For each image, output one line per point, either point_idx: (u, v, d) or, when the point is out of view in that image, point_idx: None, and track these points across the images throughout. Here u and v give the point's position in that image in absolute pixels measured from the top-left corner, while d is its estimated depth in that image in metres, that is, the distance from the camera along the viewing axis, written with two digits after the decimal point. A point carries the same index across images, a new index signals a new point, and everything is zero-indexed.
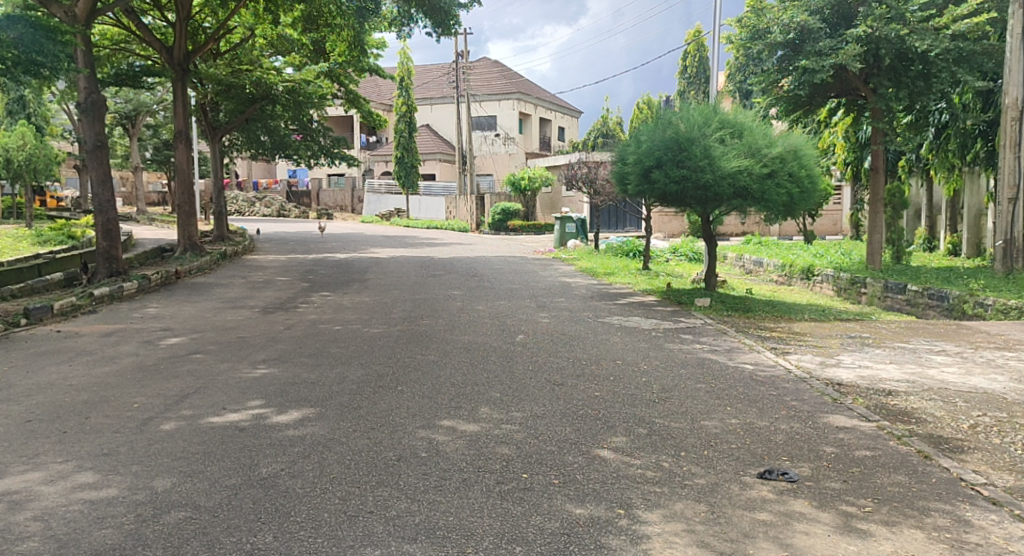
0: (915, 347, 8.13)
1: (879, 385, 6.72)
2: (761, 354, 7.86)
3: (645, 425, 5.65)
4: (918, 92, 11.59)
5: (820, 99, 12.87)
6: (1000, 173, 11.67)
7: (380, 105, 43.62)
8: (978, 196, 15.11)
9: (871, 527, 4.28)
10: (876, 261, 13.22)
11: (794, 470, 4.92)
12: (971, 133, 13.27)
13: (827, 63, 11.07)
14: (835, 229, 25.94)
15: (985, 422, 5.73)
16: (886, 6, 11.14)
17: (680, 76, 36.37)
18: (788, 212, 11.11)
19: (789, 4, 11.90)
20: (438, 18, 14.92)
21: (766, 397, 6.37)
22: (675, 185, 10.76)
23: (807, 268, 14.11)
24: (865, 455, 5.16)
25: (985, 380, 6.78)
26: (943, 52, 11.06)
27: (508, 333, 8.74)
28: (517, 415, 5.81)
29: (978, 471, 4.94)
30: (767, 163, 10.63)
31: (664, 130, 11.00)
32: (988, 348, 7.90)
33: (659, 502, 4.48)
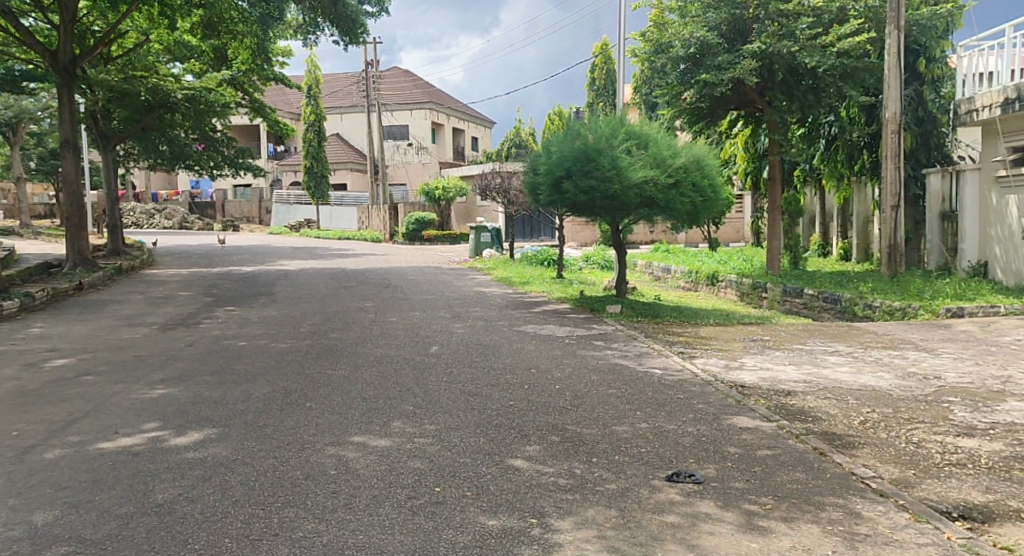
0: (812, 348, 8.56)
1: (779, 386, 7.02)
2: (669, 358, 8.11)
3: (558, 433, 5.75)
4: (808, 105, 12.22)
5: (721, 112, 13.36)
6: (883, 182, 12.01)
7: (287, 113, 42.83)
8: (865, 204, 15.73)
9: (771, 524, 4.47)
10: (776, 267, 13.77)
11: (701, 472, 5.10)
12: (857, 145, 14.07)
13: (725, 77, 11.57)
14: (738, 236, 27.14)
15: (875, 418, 6.06)
16: (777, 23, 11.72)
17: (589, 89, 37.11)
18: (693, 220, 11.52)
19: (688, 19, 12.39)
20: (344, 27, 14.58)
21: (674, 400, 6.58)
22: (584, 196, 11.00)
23: (711, 274, 14.59)
24: (766, 454, 5.39)
25: (874, 378, 7.16)
26: (830, 68, 11.70)
27: (422, 344, 8.75)
28: (430, 427, 5.82)
29: (868, 465, 5.21)
30: (671, 174, 10.97)
31: (574, 140, 11.24)
32: (877, 347, 8.35)
33: (571, 509, 4.57)
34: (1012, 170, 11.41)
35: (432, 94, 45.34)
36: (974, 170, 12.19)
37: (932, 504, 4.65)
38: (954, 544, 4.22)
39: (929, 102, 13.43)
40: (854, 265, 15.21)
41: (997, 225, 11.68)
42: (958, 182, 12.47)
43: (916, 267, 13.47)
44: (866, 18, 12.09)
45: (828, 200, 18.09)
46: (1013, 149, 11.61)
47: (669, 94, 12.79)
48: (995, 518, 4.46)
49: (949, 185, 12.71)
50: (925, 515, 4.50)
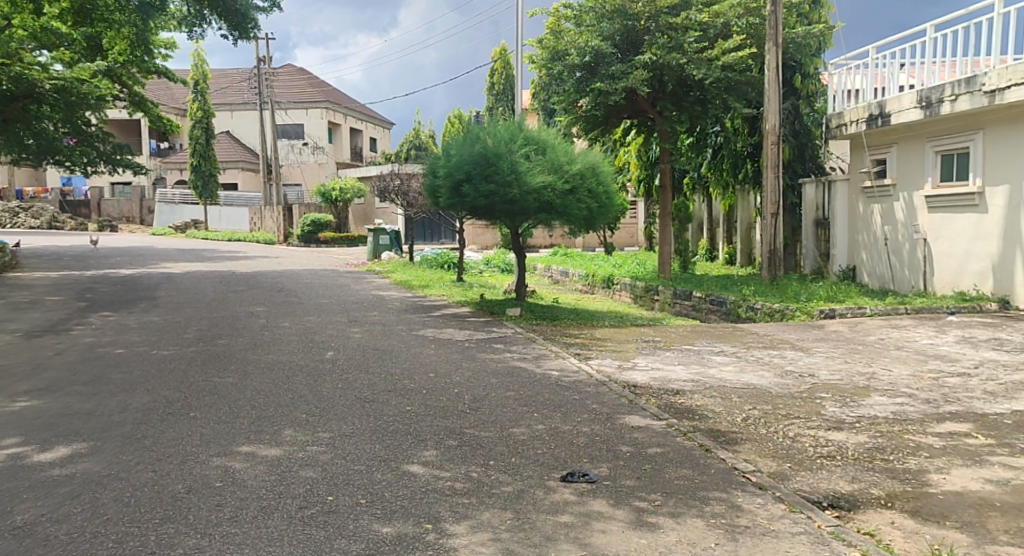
0: (699, 348, 8.94)
1: (669, 385, 7.32)
2: (566, 360, 8.31)
3: (455, 437, 5.81)
4: (696, 116, 12.84)
5: (615, 120, 13.73)
6: (764, 190, 12.61)
7: (172, 109, 41.20)
8: (749, 211, 16.53)
9: (660, 519, 4.62)
10: (667, 270, 14.27)
11: (594, 471, 5.27)
12: (740, 155, 14.76)
13: (619, 86, 11.96)
14: (633, 241, 27.99)
15: (756, 414, 6.40)
16: (666, 36, 12.19)
17: (488, 93, 37.36)
18: (589, 225, 11.81)
19: (583, 28, 12.72)
20: (233, 21, 14.23)
21: (570, 401, 6.76)
22: (484, 200, 11.11)
23: (607, 277, 14.98)
24: (655, 452, 5.61)
25: (755, 376, 7.56)
26: (716, 81, 12.27)
27: (317, 349, 8.64)
28: (323, 435, 5.78)
29: (749, 460, 5.47)
30: (568, 180, 11.20)
31: (473, 144, 11.33)
32: (759, 347, 8.81)
33: (467, 513, 4.65)
34: (876, 182, 12.39)
35: (328, 93, 44.61)
36: (844, 181, 13.12)
37: (805, 495, 4.86)
38: (824, 531, 4.37)
39: (805, 116, 14.20)
40: (738, 269, 15.97)
41: (864, 232, 12.71)
42: (829, 192, 13.36)
43: (794, 271, 14.29)
44: (748, 35, 12.68)
45: (714, 207, 18.88)
46: (877, 161, 12.52)
47: (565, 101, 13.04)
48: (860, 505, 4.64)
49: (822, 194, 13.58)
50: (798, 506, 4.68)
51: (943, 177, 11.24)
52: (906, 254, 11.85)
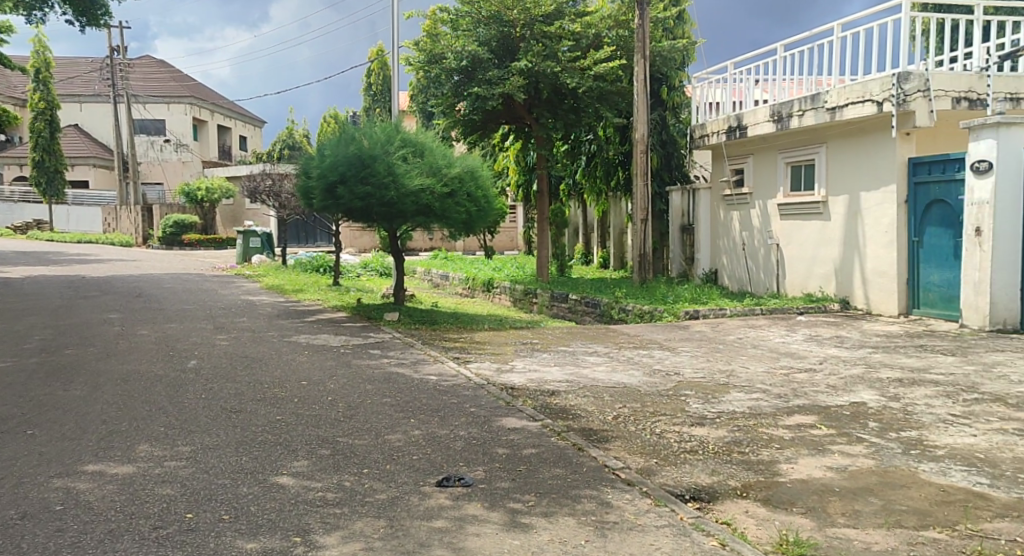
0: (574, 349, 9.18)
1: (545, 386, 7.47)
2: (444, 364, 8.34)
3: (329, 446, 5.74)
4: (571, 124, 13.24)
5: (493, 125, 13.89)
6: (635, 198, 13.10)
7: (12, 100, 38.35)
8: (621, 217, 17.07)
9: (532, 519, 4.66)
10: (545, 273, 14.57)
11: (470, 475, 5.30)
12: (613, 162, 15.27)
13: (495, 92, 12.13)
14: (512, 245, 28.54)
15: (626, 412, 6.61)
16: (541, 44, 12.44)
17: (365, 93, 36.96)
18: (468, 228, 11.90)
19: (460, 32, 12.82)
20: (80, 6, 13.45)
21: (447, 405, 6.80)
22: (360, 201, 10.99)
23: (488, 281, 15.15)
24: (530, 453, 5.68)
25: (626, 375, 7.83)
26: (589, 90, 12.67)
27: (179, 358, 8.30)
28: (183, 449, 5.57)
29: (618, 457, 5.59)
30: (446, 183, 11.20)
31: (349, 144, 11.16)
32: (630, 347, 9.15)
33: (338, 524, 4.59)
34: (735, 190, 13.18)
35: (193, 89, 42.87)
36: (706, 190, 13.94)
37: (669, 489, 5.00)
38: (685, 523, 4.51)
39: (670, 127, 14.72)
40: (612, 272, 16.54)
41: (724, 237, 13.54)
42: (693, 199, 14.12)
43: (661, 274, 14.97)
44: (618, 46, 13.08)
45: (589, 213, 19.42)
46: (735, 171, 13.34)
47: (443, 104, 13.18)
48: (718, 496, 4.86)
49: (686, 201, 14.35)
50: (663, 500, 4.80)
51: (793, 187, 12.04)
52: (762, 258, 12.65)
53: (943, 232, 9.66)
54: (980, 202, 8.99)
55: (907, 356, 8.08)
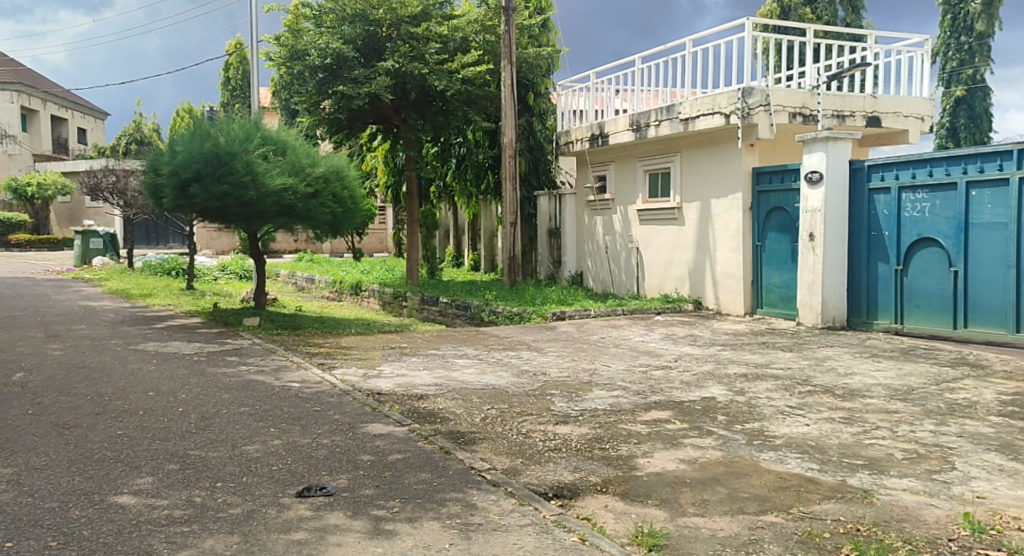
0: (443, 353, 9.20)
1: (413, 391, 7.43)
2: (307, 371, 8.15)
3: (178, 460, 5.51)
4: (440, 127, 13.38)
5: (360, 125, 13.76)
6: (504, 202, 13.27)
7: None
8: (491, 220, 17.24)
9: (396, 526, 4.58)
10: (415, 275, 14.53)
11: (332, 484, 5.17)
12: (482, 166, 15.44)
13: (361, 91, 12.03)
14: (382, 246, 28.53)
15: (493, 413, 6.64)
16: (409, 46, 12.46)
17: (222, 87, 35.58)
18: (334, 229, 11.75)
19: (324, 29, 12.59)
20: None
21: (310, 413, 6.66)
22: (215, 201, 10.52)
23: (355, 284, 14.99)
24: (396, 459, 5.59)
25: (494, 377, 7.93)
26: (457, 93, 12.83)
27: (5, 371, 7.70)
28: (7, 471, 5.20)
29: (485, 458, 5.58)
30: (310, 183, 10.99)
31: (203, 140, 10.53)
32: (498, 349, 9.27)
33: (186, 542, 4.37)
34: (598, 196, 13.60)
35: (20, 75, 39.72)
36: (571, 196, 14.32)
37: (533, 488, 5.05)
38: (548, 521, 4.58)
39: (537, 132, 15.07)
40: (482, 275, 16.73)
41: (589, 241, 13.97)
42: (560, 204, 14.48)
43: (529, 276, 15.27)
44: (485, 51, 13.27)
45: (460, 215, 19.52)
46: (598, 178, 13.78)
47: (308, 101, 12.84)
48: (580, 492, 4.98)
49: (554, 206, 14.68)
50: (527, 499, 4.85)
51: (651, 193, 12.57)
52: (623, 261, 13.14)
53: (782, 238, 10.42)
54: (812, 211, 9.72)
55: (752, 353, 8.63)
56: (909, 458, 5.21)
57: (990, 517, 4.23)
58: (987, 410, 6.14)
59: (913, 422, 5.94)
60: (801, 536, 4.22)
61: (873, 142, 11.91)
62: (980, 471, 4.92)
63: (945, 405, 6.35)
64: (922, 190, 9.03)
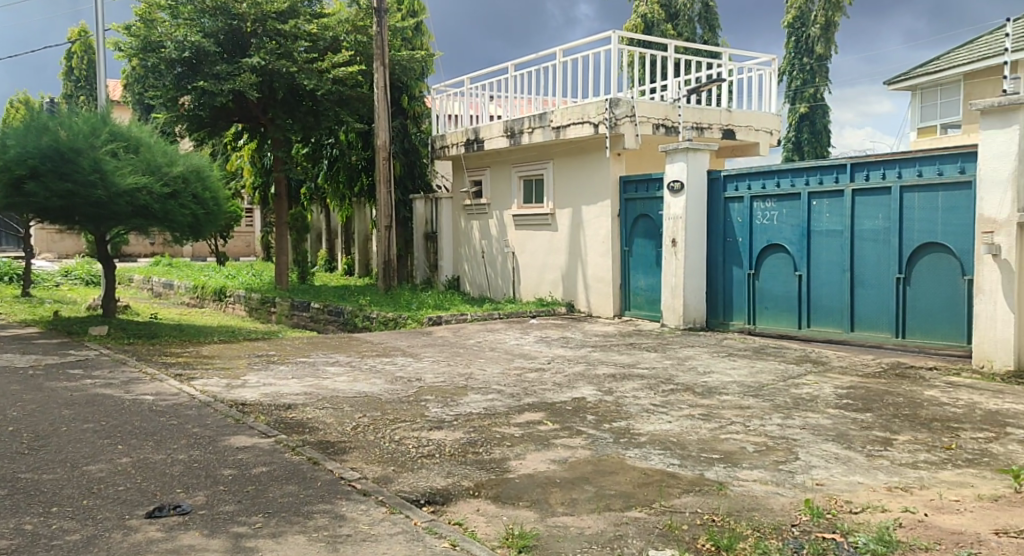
0: (313, 361, 8.98)
1: (280, 400, 7.20)
2: (163, 383, 7.76)
3: (6, 485, 5.12)
4: (309, 127, 13.21)
5: (223, 123, 13.37)
6: (378, 204, 13.12)
7: None
8: (365, 222, 17.00)
9: (258, 543, 4.36)
10: (283, 281, 14.18)
11: (188, 502, 4.88)
12: (355, 168, 15.18)
13: (224, 88, 11.70)
14: (249, 250, 28.18)
15: (366, 421, 6.51)
16: (275, 42, 12.27)
17: (64, 78, 33.51)
18: (196, 232, 11.38)
19: (180, 21, 12.07)
20: None
21: (166, 428, 6.33)
22: (59, 200, 9.83)
23: (219, 289, 14.54)
24: (260, 471, 5.34)
25: (366, 384, 7.80)
26: (328, 93, 12.70)
27: None
28: None
29: (356, 468, 5.44)
30: (168, 183, 10.51)
31: (39, 134, 9.74)
32: (372, 355, 9.14)
33: None
34: (474, 201, 13.71)
35: None
36: (448, 200, 14.34)
37: (404, 495, 4.98)
38: (419, 528, 4.52)
39: (412, 135, 14.97)
40: (356, 280, 16.53)
41: (465, 245, 14.06)
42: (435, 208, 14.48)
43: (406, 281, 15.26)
44: (357, 52, 13.05)
45: (332, 218, 19.15)
46: (474, 182, 13.85)
47: (163, 96, 12.35)
48: (453, 498, 4.96)
49: (429, 210, 14.67)
50: (398, 507, 4.76)
51: (525, 199, 12.77)
52: (499, 265, 13.30)
53: (647, 243, 10.83)
54: (675, 217, 10.15)
55: (620, 354, 8.94)
56: (759, 450, 5.55)
57: (826, 502, 4.57)
58: (827, 403, 6.63)
59: (763, 417, 6.33)
60: (662, 529, 4.42)
61: (728, 153, 12.74)
62: (819, 460, 5.31)
63: (791, 400, 6.81)
64: (770, 199, 9.64)
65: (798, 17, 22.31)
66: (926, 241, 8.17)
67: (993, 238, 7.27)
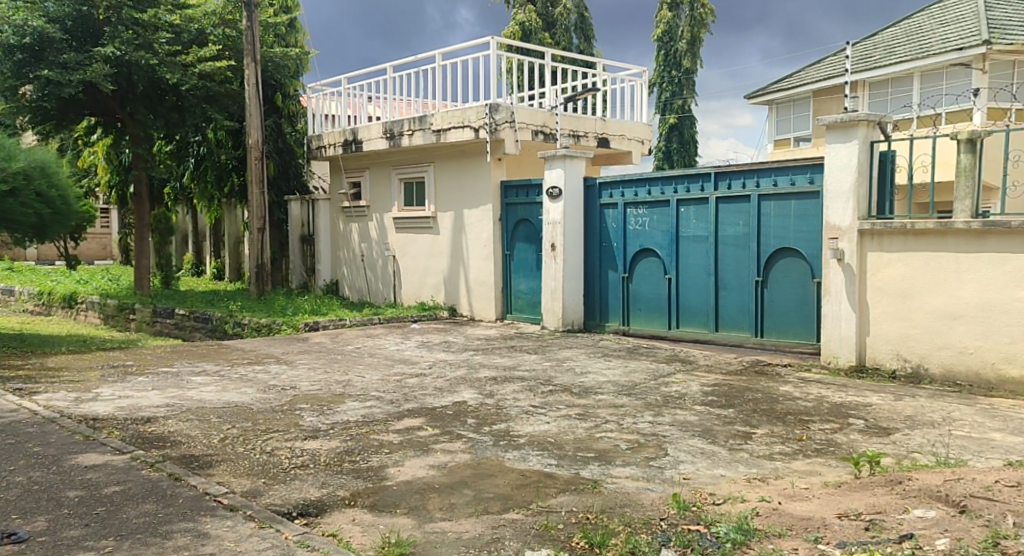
0: (177, 371, 8.52)
1: (137, 414, 6.79)
2: (3, 399, 7.16)
3: None
4: (174, 123, 12.77)
5: (73, 117, 12.58)
6: (250, 206, 12.64)
7: None
8: (236, 224, 16.36)
9: None
10: (145, 287, 13.40)
11: (28, 528, 4.50)
12: (225, 168, 14.68)
13: (74, 78, 10.92)
14: (104, 253, 26.64)
15: (233, 433, 6.23)
16: (131, 32, 11.64)
17: None
18: (41, 233, 10.67)
19: (21, 5, 11.21)
20: None
21: (5, 448, 5.83)
22: None
23: (69, 295, 13.67)
24: (113, 491, 5.00)
25: (235, 394, 7.47)
26: (194, 89, 12.34)
27: None
28: None
29: (221, 482, 5.19)
30: (8, 180, 9.67)
31: None
32: (241, 364, 8.77)
33: None
34: (353, 203, 13.44)
35: None
36: (325, 200, 14.00)
37: (275, 509, 4.78)
38: (290, 542, 4.35)
39: (286, 135, 14.67)
40: (225, 285, 15.90)
41: (344, 248, 13.78)
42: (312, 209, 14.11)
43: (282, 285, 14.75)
44: (224, 46, 12.78)
45: (200, 220, 18.29)
46: (353, 184, 13.59)
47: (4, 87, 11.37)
48: (327, 509, 4.81)
49: (306, 212, 14.27)
50: (268, 521, 4.57)
51: (406, 202, 12.65)
52: (380, 269, 13.10)
53: (527, 247, 10.95)
54: (554, 222, 10.33)
55: (501, 356, 8.97)
56: (632, 448, 5.69)
57: (693, 495, 4.73)
58: (695, 400, 6.89)
59: (636, 415, 6.50)
60: (538, 529, 4.44)
61: (603, 162, 13.09)
62: (687, 455, 5.49)
63: (662, 398, 7.03)
64: (642, 206, 9.94)
65: (666, 31, 22.72)
66: (781, 246, 8.62)
67: (838, 244, 7.78)
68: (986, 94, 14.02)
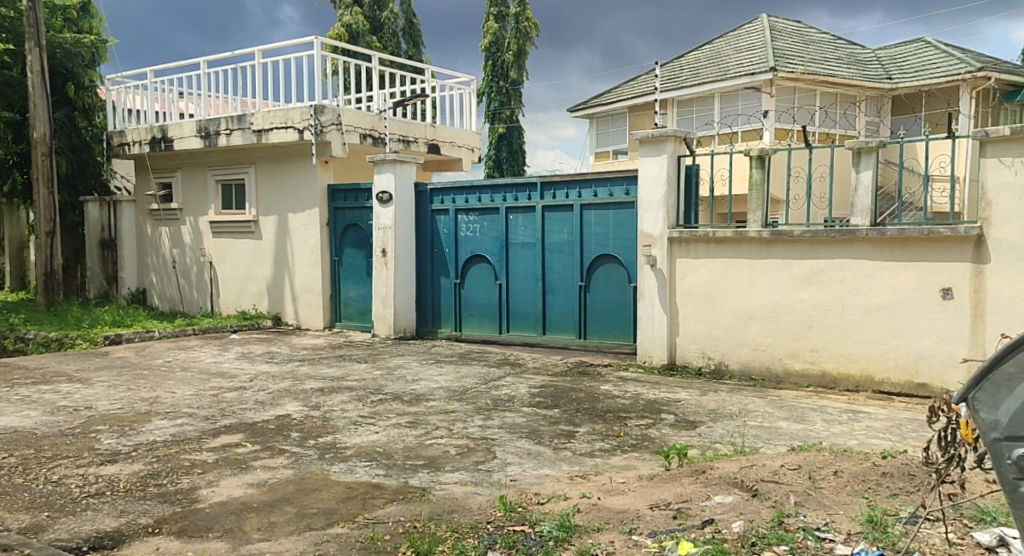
0: None
1: None
2: None
3: None
4: None
5: None
6: (36, 207, 11.66)
7: None
8: (20, 228, 15.09)
9: None
10: None
11: None
12: (5, 164, 13.38)
13: None
14: None
15: (11, 463, 5.62)
16: None
17: None
18: None
19: None
20: None
21: None
22: None
23: None
24: None
25: (17, 418, 6.75)
26: None
27: None
28: None
29: None
30: None
31: None
32: (25, 384, 7.94)
33: None
34: (162, 205, 12.60)
35: None
36: (129, 202, 13.02)
37: (60, 545, 4.36)
38: None
39: (80, 129, 13.61)
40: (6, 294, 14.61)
41: (152, 254, 12.95)
42: (112, 212, 13.12)
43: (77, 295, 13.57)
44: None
45: None
46: (162, 185, 12.75)
47: None
48: (125, 539, 4.44)
49: (105, 215, 13.21)
50: None
51: (223, 205, 12.04)
52: (194, 277, 12.39)
53: (357, 253, 10.76)
54: (384, 228, 10.18)
55: (328, 366, 8.71)
56: (460, 453, 5.69)
57: (519, 496, 4.79)
58: (522, 402, 7.01)
59: (466, 419, 6.52)
60: (363, 542, 4.33)
61: (434, 167, 13.07)
62: (514, 457, 5.57)
63: (491, 401, 7.09)
64: (473, 212, 10.02)
65: (493, 43, 23.02)
66: (602, 253, 8.96)
67: (651, 251, 8.19)
68: (772, 116, 15.33)
